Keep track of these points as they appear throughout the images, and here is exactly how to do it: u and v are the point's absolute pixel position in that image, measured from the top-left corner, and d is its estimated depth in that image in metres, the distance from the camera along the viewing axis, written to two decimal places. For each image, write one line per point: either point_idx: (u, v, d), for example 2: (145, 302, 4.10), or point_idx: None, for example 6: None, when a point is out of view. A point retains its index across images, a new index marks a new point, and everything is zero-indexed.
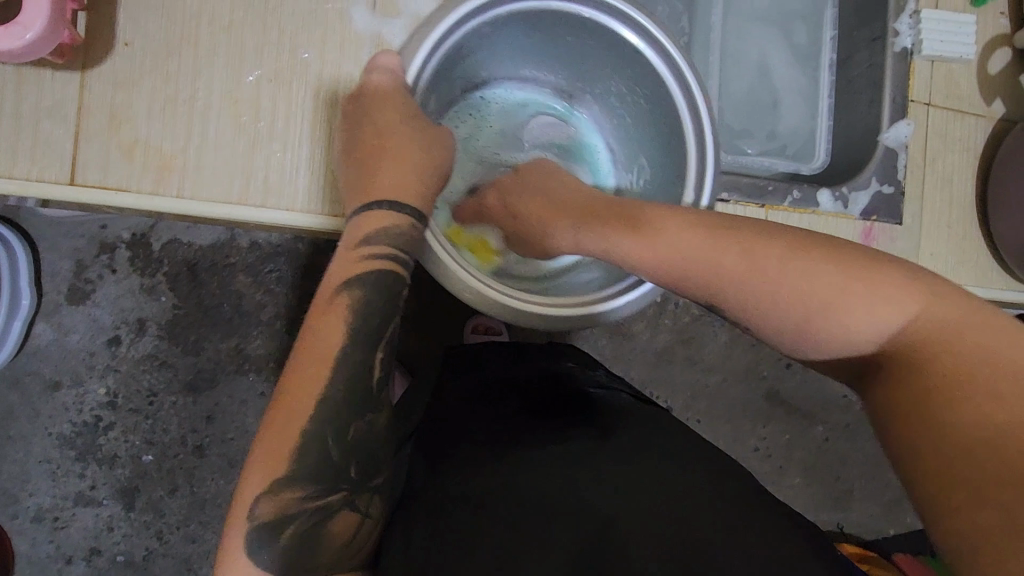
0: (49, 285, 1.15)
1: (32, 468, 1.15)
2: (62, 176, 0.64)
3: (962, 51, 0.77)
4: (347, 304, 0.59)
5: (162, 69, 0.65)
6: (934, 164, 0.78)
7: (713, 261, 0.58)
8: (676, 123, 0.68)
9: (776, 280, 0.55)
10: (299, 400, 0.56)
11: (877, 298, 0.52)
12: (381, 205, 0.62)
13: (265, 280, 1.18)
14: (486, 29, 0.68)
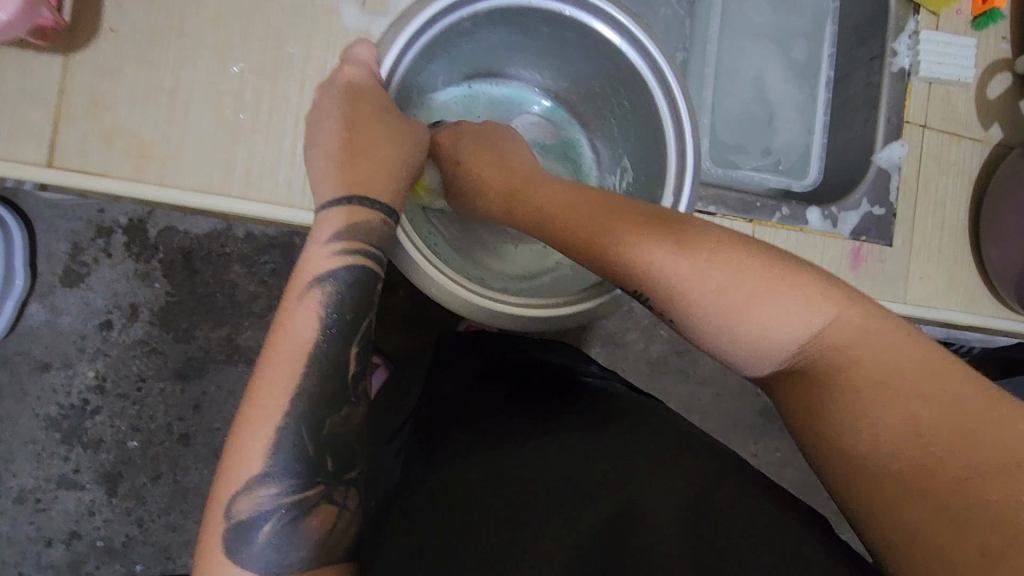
0: (44, 266, 1.15)
1: (17, 448, 1.15)
2: (40, 156, 0.62)
3: (960, 75, 0.77)
4: (320, 299, 0.54)
5: (145, 58, 0.65)
6: (927, 187, 0.77)
7: (641, 250, 0.53)
8: (658, 129, 0.66)
9: (706, 273, 0.51)
10: (273, 394, 0.51)
11: (801, 299, 0.49)
12: (358, 201, 0.58)
13: (260, 272, 1.19)
14: (464, 25, 0.65)
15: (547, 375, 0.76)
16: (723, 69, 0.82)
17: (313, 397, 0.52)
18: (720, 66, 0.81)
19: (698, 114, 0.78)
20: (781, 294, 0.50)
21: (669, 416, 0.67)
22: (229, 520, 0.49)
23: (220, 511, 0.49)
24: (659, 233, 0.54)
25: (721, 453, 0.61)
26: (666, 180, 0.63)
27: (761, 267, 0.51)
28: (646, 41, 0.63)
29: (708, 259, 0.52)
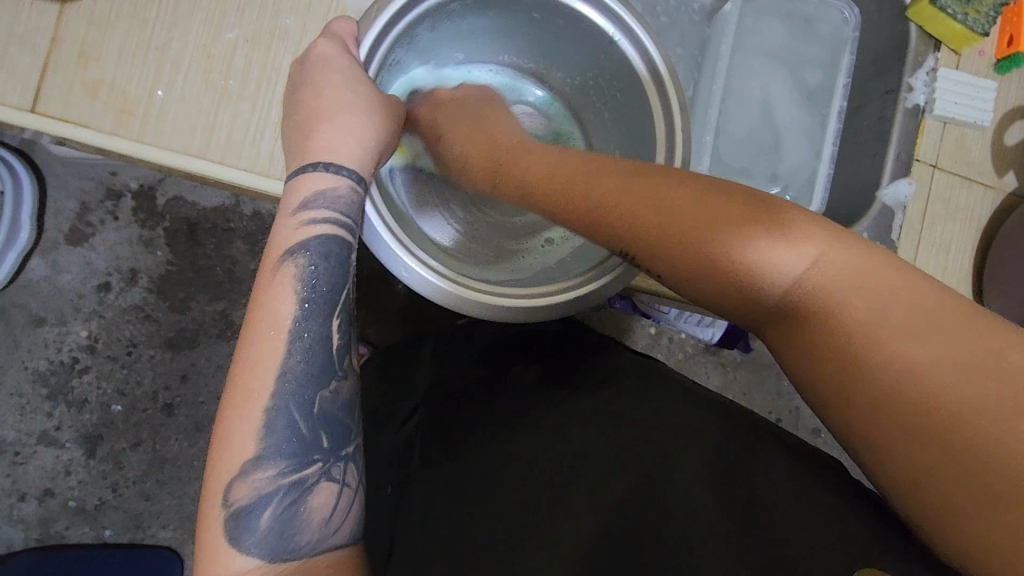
0: (51, 222, 1.16)
1: (2, 399, 1.16)
2: (23, 101, 0.62)
3: (975, 116, 0.75)
4: (293, 272, 0.53)
5: (140, 15, 0.64)
6: (932, 229, 0.74)
7: (607, 203, 0.52)
8: (649, 127, 0.65)
9: (686, 233, 0.48)
10: (258, 370, 0.50)
11: (791, 246, 0.44)
12: (323, 167, 0.57)
13: (262, 250, 1.19)
14: (455, 5, 0.66)
15: (552, 355, 0.77)
16: (733, 88, 0.80)
17: (303, 372, 0.51)
18: (731, 86, 0.80)
19: (703, 132, 0.77)
20: (759, 238, 0.45)
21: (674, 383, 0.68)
22: (227, 509, 0.47)
23: (216, 502, 0.48)
24: (636, 184, 0.52)
25: (719, 422, 0.62)
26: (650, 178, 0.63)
27: (747, 214, 0.46)
28: (642, 36, 0.62)
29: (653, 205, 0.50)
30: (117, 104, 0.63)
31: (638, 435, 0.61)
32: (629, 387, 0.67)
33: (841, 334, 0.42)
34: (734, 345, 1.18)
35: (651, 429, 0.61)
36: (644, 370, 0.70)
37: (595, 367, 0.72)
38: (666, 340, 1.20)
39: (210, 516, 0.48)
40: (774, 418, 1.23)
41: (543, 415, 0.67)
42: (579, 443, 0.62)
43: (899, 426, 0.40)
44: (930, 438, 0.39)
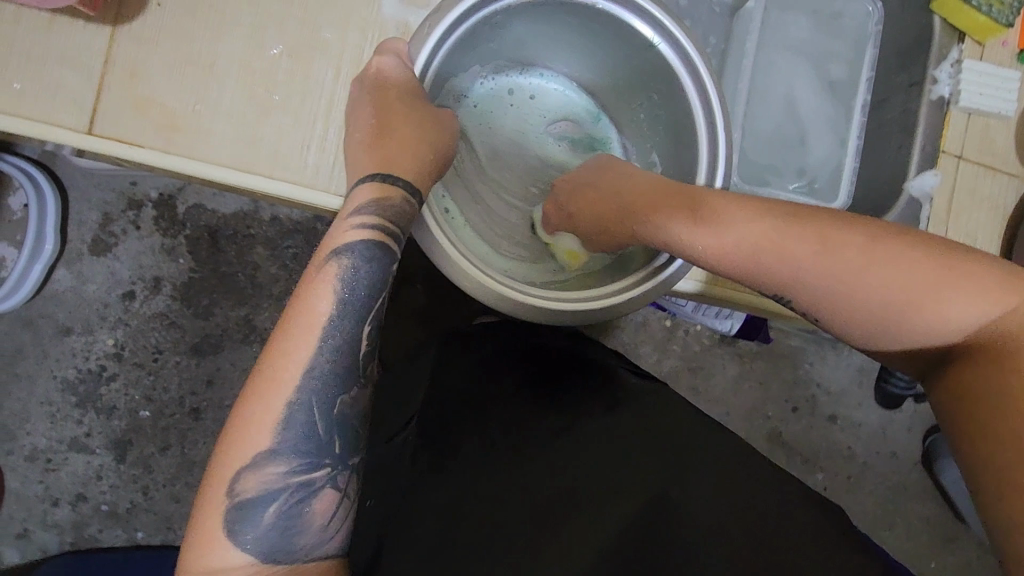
0: (75, 233, 1.18)
1: (33, 408, 1.17)
2: (80, 124, 0.63)
3: (1000, 107, 0.75)
4: (335, 271, 0.55)
5: (187, 33, 0.65)
6: (959, 220, 0.75)
7: (782, 256, 0.57)
8: (690, 129, 0.66)
9: (864, 282, 0.54)
10: (286, 364, 0.52)
11: (965, 296, 0.52)
12: (381, 178, 0.59)
13: (282, 255, 1.20)
14: (499, 17, 0.66)
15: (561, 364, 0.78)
16: (756, 84, 0.81)
17: (327, 373, 0.52)
18: (755, 83, 0.81)
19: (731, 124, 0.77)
20: (957, 290, 0.52)
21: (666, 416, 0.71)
22: (231, 497, 0.49)
23: (223, 487, 0.49)
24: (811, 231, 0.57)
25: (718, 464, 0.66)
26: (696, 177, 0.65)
27: (923, 263, 0.53)
28: (681, 40, 0.63)
29: (861, 256, 0.55)
30: (166, 121, 0.64)
31: (643, 473, 0.65)
32: (636, 417, 0.70)
33: (1003, 365, 0.50)
34: (754, 337, 1.19)
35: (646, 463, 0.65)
36: (651, 400, 0.73)
37: (596, 389, 0.74)
38: (681, 332, 1.21)
39: (215, 499, 0.50)
40: (791, 406, 1.24)
41: (557, 434, 0.69)
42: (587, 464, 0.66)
43: (988, 415, 0.51)
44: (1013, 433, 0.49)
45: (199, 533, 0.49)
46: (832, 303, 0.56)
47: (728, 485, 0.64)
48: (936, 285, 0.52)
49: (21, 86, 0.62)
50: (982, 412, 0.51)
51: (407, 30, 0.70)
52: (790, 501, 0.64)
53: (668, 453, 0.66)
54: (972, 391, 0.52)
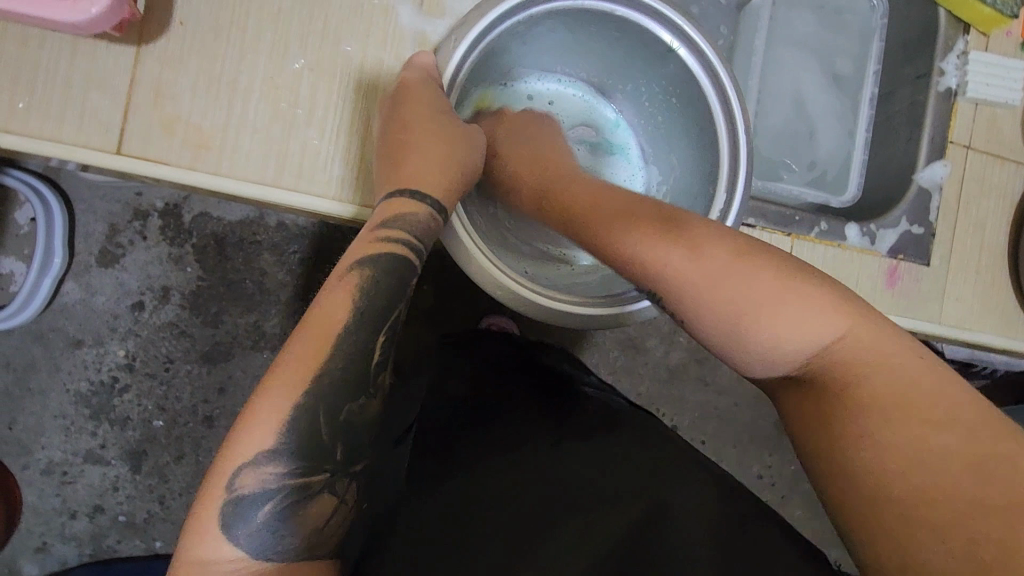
0: (83, 246, 1.11)
1: (46, 422, 1.11)
2: (108, 144, 0.64)
3: (1007, 96, 0.78)
4: (356, 282, 0.55)
5: (210, 51, 0.66)
6: (967, 209, 0.79)
7: (645, 250, 0.55)
8: (710, 130, 0.67)
9: (711, 284, 0.52)
10: (301, 369, 0.52)
11: (814, 314, 0.50)
12: (409, 194, 0.60)
13: (290, 262, 1.14)
14: (523, 27, 0.67)
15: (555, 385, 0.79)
16: (766, 82, 0.85)
17: (336, 379, 0.53)
18: (767, 82, 0.85)
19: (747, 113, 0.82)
20: (804, 312, 0.50)
21: (664, 435, 0.70)
22: (229, 493, 0.49)
23: (223, 482, 0.49)
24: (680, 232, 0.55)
25: (714, 475, 0.65)
26: (717, 180, 0.66)
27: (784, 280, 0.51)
28: (702, 45, 0.64)
29: (715, 265, 0.52)
30: (193, 140, 0.65)
31: (644, 479, 0.62)
32: (632, 434, 0.69)
33: (856, 396, 0.49)
34: None
35: (649, 469, 0.63)
36: (638, 421, 0.72)
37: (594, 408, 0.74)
38: None
39: (213, 492, 0.49)
40: None
41: (535, 454, 0.66)
42: (583, 470, 0.64)
43: (840, 449, 0.49)
44: (868, 467, 0.47)
45: (192, 523, 0.49)
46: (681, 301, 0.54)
47: (734, 493, 0.63)
48: (786, 299, 0.51)
49: (48, 110, 0.63)
50: (834, 441, 0.49)
51: (425, 43, 0.71)
52: (781, 534, 0.59)
53: (664, 465, 0.64)
54: (823, 422, 0.50)
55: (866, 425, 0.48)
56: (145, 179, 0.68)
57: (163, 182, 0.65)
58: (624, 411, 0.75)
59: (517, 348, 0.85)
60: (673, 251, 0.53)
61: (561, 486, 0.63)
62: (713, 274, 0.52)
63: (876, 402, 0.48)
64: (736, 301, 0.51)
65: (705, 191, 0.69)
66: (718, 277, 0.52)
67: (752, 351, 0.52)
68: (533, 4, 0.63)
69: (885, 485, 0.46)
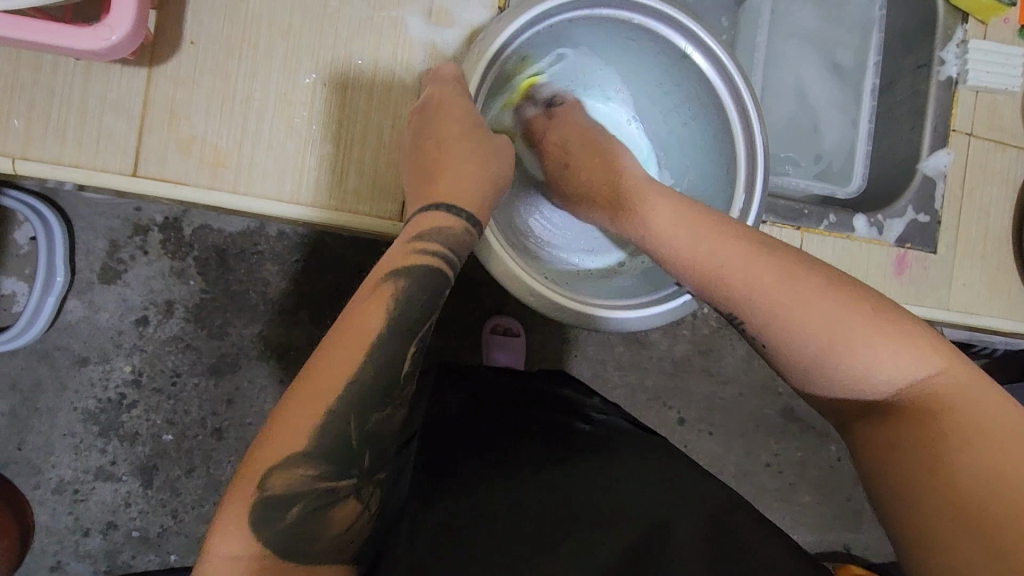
0: (83, 262, 1.06)
1: (55, 440, 1.07)
2: (125, 166, 0.65)
3: (1008, 83, 0.80)
4: (390, 293, 0.55)
5: (222, 70, 0.66)
6: (971, 195, 0.81)
7: (728, 274, 0.57)
8: (724, 131, 0.68)
9: (798, 312, 0.54)
10: (337, 373, 0.52)
11: (899, 347, 0.51)
12: (445, 209, 0.61)
13: (291, 272, 1.09)
14: (541, 37, 0.67)
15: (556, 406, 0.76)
16: (770, 76, 0.87)
17: (358, 386, 0.52)
18: (770, 77, 0.87)
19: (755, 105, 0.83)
20: (893, 343, 0.51)
21: (669, 453, 0.67)
22: (263, 494, 0.49)
23: (254, 483, 0.49)
24: (767, 260, 0.57)
25: (723, 490, 0.62)
26: (734, 185, 0.67)
27: (870, 312, 0.53)
28: (716, 49, 0.64)
29: (810, 296, 0.54)
30: (210, 159, 0.66)
31: (652, 498, 0.60)
32: (639, 450, 0.66)
33: (945, 420, 0.48)
34: None
35: (655, 485, 0.62)
36: (641, 440, 0.69)
37: (597, 429, 0.71)
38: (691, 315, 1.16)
39: (243, 491, 0.49)
40: None
41: (536, 474, 0.64)
42: (585, 489, 0.61)
43: (918, 469, 0.48)
44: (950, 483, 0.46)
45: (220, 527, 0.49)
46: (765, 327, 0.55)
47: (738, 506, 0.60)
48: (876, 331, 0.52)
49: (65, 134, 0.64)
50: (915, 460, 0.48)
51: (436, 53, 0.71)
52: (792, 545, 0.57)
53: (671, 479, 0.62)
54: (898, 446, 0.50)
55: (950, 447, 0.47)
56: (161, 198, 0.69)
57: (183, 202, 0.67)
58: (629, 432, 0.72)
59: (519, 377, 0.82)
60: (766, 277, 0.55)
61: (570, 504, 0.60)
62: (806, 304, 0.54)
63: (961, 426, 0.48)
64: (829, 329, 0.52)
65: (723, 192, 0.69)
66: (809, 306, 0.53)
67: (846, 377, 0.52)
68: (553, 14, 0.63)
69: (976, 504, 0.45)
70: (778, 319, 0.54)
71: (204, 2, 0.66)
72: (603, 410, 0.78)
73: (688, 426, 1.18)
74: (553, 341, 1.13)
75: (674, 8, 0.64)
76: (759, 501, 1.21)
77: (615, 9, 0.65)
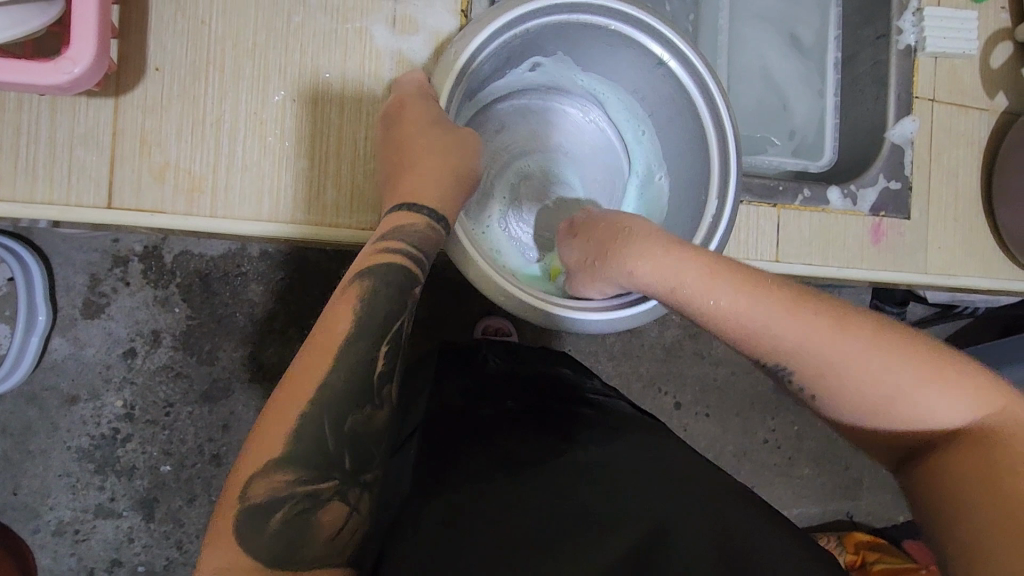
0: (64, 299, 1.05)
1: (51, 481, 1.05)
2: (99, 199, 0.64)
3: (966, 47, 0.82)
4: (357, 293, 0.56)
5: (189, 95, 0.66)
6: (940, 159, 0.83)
7: (782, 338, 0.54)
8: (694, 125, 0.69)
9: (845, 373, 0.52)
10: (306, 379, 0.53)
11: (958, 396, 0.51)
12: (407, 207, 0.62)
13: (277, 290, 1.08)
14: (516, 42, 0.66)
15: (556, 391, 0.78)
16: (732, 60, 0.89)
17: (341, 392, 0.53)
18: (733, 61, 0.89)
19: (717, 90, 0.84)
20: (942, 397, 0.51)
21: (664, 441, 0.68)
22: (246, 503, 0.50)
23: (236, 490, 0.50)
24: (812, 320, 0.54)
25: (722, 475, 0.64)
26: (707, 177, 0.67)
27: (916, 363, 0.52)
28: (687, 51, 0.65)
29: (862, 359, 0.52)
30: (185, 185, 0.66)
31: (651, 490, 0.60)
32: (637, 440, 0.67)
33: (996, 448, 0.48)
34: None
35: (652, 468, 0.63)
36: (638, 425, 0.71)
37: (594, 415, 0.72)
38: None
39: (228, 504, 0.50)
40: None
41: (538, 468, 0.64)
42: (591, 479, 0.62)
43: (956, 487, 0.48)
44: (982, 490, 0.47)
45: (217, 539, 0.49)
46: (820, 379, 0.54)
47: (731, 489, 0.62)
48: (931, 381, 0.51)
49: (36, 171, 0.63)
50: (969, 483, 0.47)
51: (403, 61, 0.71)
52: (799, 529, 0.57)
53: (666, 468, 0.63)
54: (949, 473, 0.49)
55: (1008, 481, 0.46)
56: (138, 228, 0.68)
57: (162, 231, 0.66)
58: (628, 418, 0.73)
59: (522, 363, 0.83)
60: (810, 339, 0.53)
61: (575, 503, 0.60)
62: (853, 366, 0.52)
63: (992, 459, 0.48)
64: (874, 390, 0.52)
65: (697, 187, 0.69)
66: (858, 365, 0.52)
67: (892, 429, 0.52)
68: (525, 21, 0.62)
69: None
70: (821, 378, 0.53)
71: (167, 28, 0.65)
72: (606, 394, 0.79)
73: (686, 409, 1.19)
74: (544, 337, 1.13)
75: (647, 12, 0.65)
76: (760, 477, 1.23)
77: (588, 15, 0.64)
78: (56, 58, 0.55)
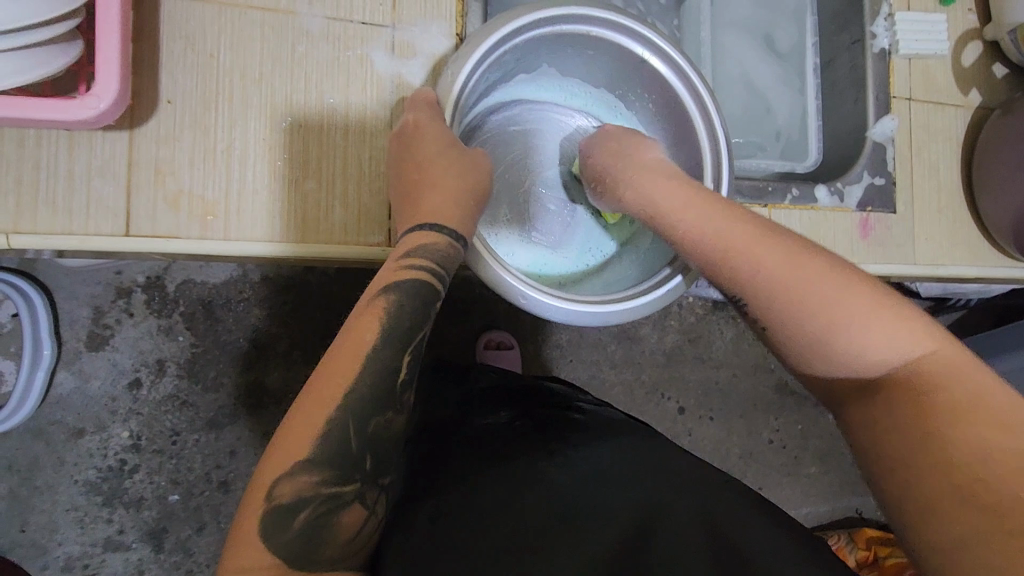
0: (68, 333, 1.06)
1: (59, 516, 1.05)
2: (117, 228, 0.66)
3: (937, 48, 0.86)
4: (383, 306, 0.58)
5: (200, 124, 0.68)
6: (921, 154, 0.86)
7: (734, 253, 0.57)
8: (686, 123, 0.72)
9: (794, 290, 0.53)
10: (332, 387, 0.54)
11: (901, 326, 0.50)
12: (429, 227, 0.63)
13: (281, 313, 1.10)
14: (507, 56, 0.69)
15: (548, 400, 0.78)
16: (716, 70, 0.92)
17: (364, 397, 0.54)
18: (716, 70, 0.92)
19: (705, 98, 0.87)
20: (889, 328, 0.50)
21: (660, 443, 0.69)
22: (270, 505, 0.51)
23: (263, 492, 0.51)
24: (769, 243, 0.56)
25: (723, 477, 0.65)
26: (703, 173, 0.69)
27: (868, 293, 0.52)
28: (672, 52, 0.68)
29: (808, 277, 0.53)
30: (199, 211, 0.68)
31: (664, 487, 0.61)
32: (623, 444, 0.67)
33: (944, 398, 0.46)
34: None
35: (646, 463, 0.64)
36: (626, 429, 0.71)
37: (588, 421, 0.73)
38: (676, 306, 1.19)
39: (252, 507, 0.51)
40: None
41: (538, 474, 0.63)
42: (596, 484, 0.62)
43: (911, 435, 0.46)
44: (927, 447, 0.44)
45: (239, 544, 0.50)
46: (768, 305, 0.54)
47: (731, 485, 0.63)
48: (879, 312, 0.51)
49: (48, 205, 0.65)
50: (908, 437, 0.46)
51: (401, 83, 0.74)
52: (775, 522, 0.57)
53: (652, 467, 0.64)
54: (892, 425, 0.47)
55: (946, 427, 0.44)
56: (148, 255, 0.70)
57: (175, 256, 0.68)
58: (619, 423, 0.74)
59: (518, 377, 0.84)
60: (766, 255, 0.55)
61: (573, 504, 0.60)
62: (800, 285, 0.53)
63: (950, 411, 0.45)
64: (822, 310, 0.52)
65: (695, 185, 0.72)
66: (805, 284, 0.53)
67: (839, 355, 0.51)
68: (516, 35, 0.65)
69: (965, 481, 0.42)
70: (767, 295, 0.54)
71: (175, 62, 0.68)
72: (597, 402, 0.80)
73: (689, 414, 1.21)
74: (546, 348, 1.15)
75: (627, 17, 0.67)
76: (767, 478, 1.24)
77: (573, 24, 0.67)
78: (82, 94, 0.58)
